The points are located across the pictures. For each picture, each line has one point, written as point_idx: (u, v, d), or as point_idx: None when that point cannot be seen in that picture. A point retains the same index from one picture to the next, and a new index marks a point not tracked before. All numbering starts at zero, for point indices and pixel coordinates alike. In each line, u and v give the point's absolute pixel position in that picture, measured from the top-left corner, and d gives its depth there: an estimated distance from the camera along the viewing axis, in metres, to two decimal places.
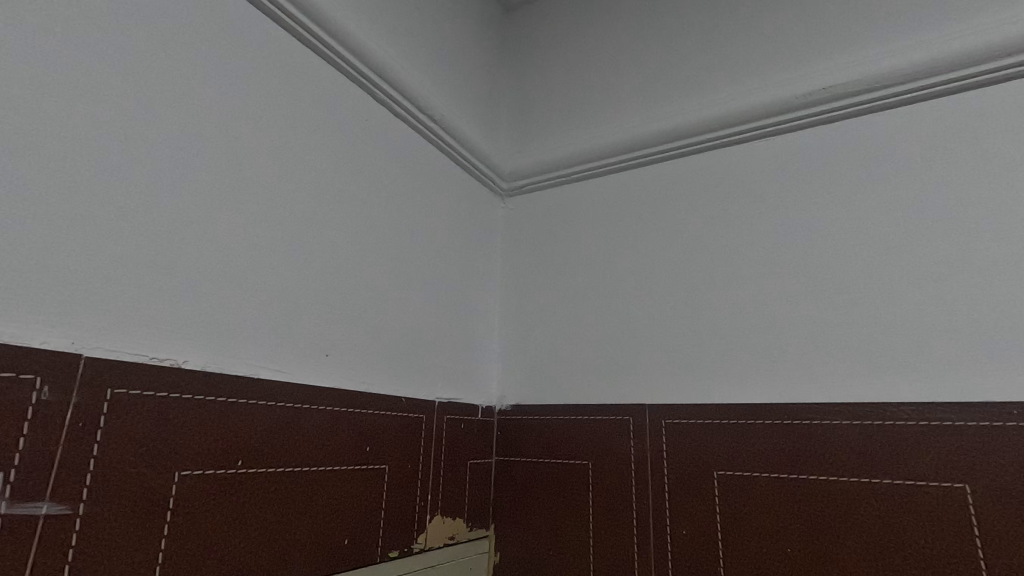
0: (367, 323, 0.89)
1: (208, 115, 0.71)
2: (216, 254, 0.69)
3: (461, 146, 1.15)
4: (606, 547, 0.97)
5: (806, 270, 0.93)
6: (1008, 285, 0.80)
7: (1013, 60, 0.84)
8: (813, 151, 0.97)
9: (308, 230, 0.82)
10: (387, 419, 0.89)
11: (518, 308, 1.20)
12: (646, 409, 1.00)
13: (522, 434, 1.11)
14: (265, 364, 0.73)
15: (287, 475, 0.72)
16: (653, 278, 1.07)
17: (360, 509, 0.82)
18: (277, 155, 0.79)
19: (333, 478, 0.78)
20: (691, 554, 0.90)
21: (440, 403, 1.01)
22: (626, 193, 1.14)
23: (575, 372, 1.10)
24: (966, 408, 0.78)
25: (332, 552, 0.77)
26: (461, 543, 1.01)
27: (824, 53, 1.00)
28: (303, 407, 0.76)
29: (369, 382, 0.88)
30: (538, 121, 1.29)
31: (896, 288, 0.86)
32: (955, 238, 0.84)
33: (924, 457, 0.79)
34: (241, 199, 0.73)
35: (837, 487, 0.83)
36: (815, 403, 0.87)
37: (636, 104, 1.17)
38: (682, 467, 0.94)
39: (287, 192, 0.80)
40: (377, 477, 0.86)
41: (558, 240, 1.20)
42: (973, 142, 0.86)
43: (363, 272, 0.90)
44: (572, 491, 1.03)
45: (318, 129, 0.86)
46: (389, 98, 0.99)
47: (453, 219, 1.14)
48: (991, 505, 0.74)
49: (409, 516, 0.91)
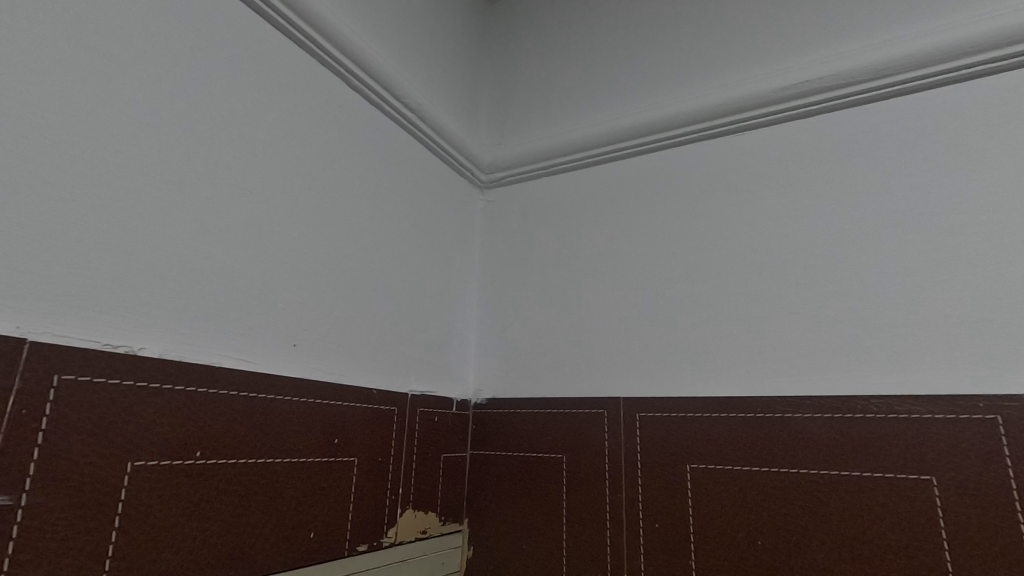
0: (338, 315, 0.88)
1: (169, 96, 0.69)
2: (176, 240, 0.67)
3: (440, 135, 1.13)
4: (579, 541, 0.97)
5: (782, 263, 0.93)
6: (976, 278, 0.80)
7: (987, 57, 0.84)
8: (792, 143, 0.97)
9: (276, 219, 0.80)
10: (357, 411, 0.88)
11: (496, 301, 1.19)
12: (621, 402, 0.99)
13: (497, 428, 1.10)
14: (229, 354, 0.71)
15: (250, 469, 0.71)
16: (630, 272, 1.06)
17: (328, 504, 0.81)
18: (245, 140, 0.77)
19: (299, 471, 0.77)
20: (662, 549, 0.90)
21: (414, 396, 1.00)
22: (606, 185, 1.13)
23: (551, 365, 1.09)
24: (934, 401, 0.78)
25: (296, 546, 0.75)
26: (433, 538, 1.00)
27: (805, 46, 0.99)
28: (268, 399, 0.74)
29: (339, 374, 0.87)
30: (518, 112, 1.28)
31: (869, 282, 0.86)
32: (927, 231, 0.84)
33: (893, 449, 0.79)
34: (204, 183, 0.71)
35: (808, 481, 0.83)
36: (787, 396, 0.87)
37: (618, 95, 1.16)
38: (655, 461, 0.93)
39: (254, 179, 0.78)
40: (346, 470, 0.84)
41: (536, 232, 1.18)
42: (947, 136, 0.86)
43: (334, 262, 0.88)
44: (546, 485, 1.02)
45: (288, 115, 0.84)
46: (364, 85, 0.97)
47: (431, 211, 1.13)
48: (956, 497, 0.74)
49: (379, 510, 0.89)
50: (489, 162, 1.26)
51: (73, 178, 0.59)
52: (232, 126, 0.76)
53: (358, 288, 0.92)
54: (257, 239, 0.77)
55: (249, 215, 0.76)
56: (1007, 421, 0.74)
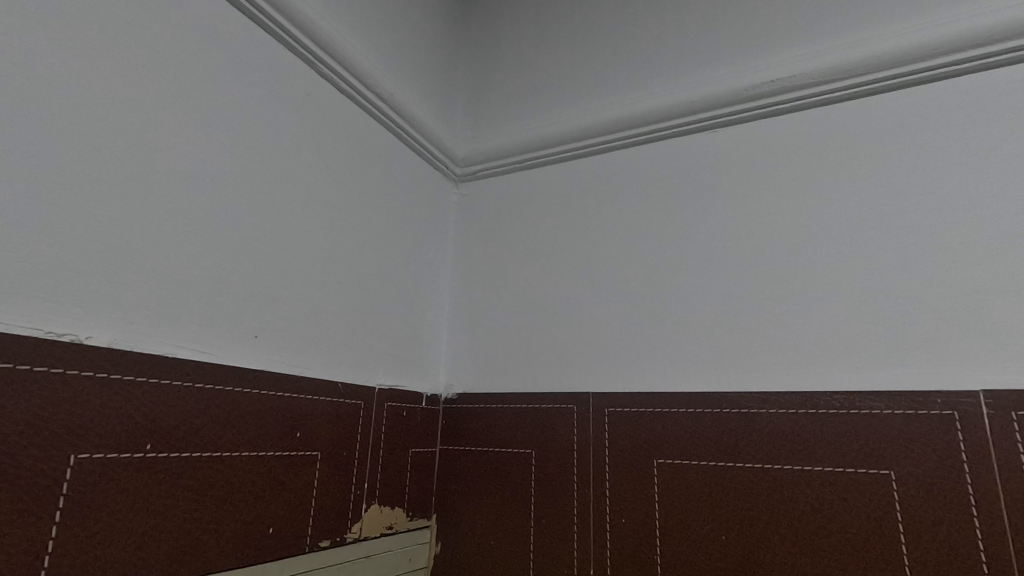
0: (303, 307, 0.86)
1: (123, 77, 0.66)
2: (129, 227, 0.65)
3: (413, 127, 1.12)
4: (547, 536, 0.97)
5: (751, 261, 0.94)
6: (936, 276, 0.81)
7: (951, 59, 0.85)
8: (761, 142, 0.98)
9: (239, 208, 0.78)
10: (321, 405, 0.86)
11: (469, 295, 1.18)
12: (590, 398, 0.99)
13: (467, 423, 1.09)
14: (184, 344, 0.69)
15: (205, 462, 0.69)
16: (602, 266, 1.06)
17: (288, 499, 0.79)
18: (206, 125, 0.75)
19: (258, 465, 0.75)
20: (629, 543, 0.90)
21: (381, 390, 0.99)
22: (579, 180, 1.12)
23: (522, 361, 1.08)
24: (894, 397, 0.79)
25: (253, 542, 0.74)
26: (400, 534, 0.99)
27: (778, 45, 1.00)
28: (225, 391, 0.72)
29: (303, 367, 0.85)
30: (494, 105, 1.27)
31: (834, 279, 0.87)
32: (890, 230, 0.86)
33: (854, 445, 0.80)
34: (160, 168, 0.69)
35: (770, 475, 0.83)
36: (752, 391, 0.87)
37: (594, 90, 1.15)
38: (623, 456, 0.94)
39: (215, 165, 0.75)
40: (308, 465, 0.83)
41: (510, 226, 1.17)
42: (912, 137, 0.87)
43: (298, 252, 0.86)
44: (515, 480, 1.02)
45: (253, 102, 0.82)
46: (334, 74, 0.95)
47: (403, 204, 1.11)
48: (913, 491, 0.75)
49: (343, 505, 0.88)
50: (464, 155, 1.24)
51: (16, 159, 0.56)
52: (191, 111, 0.73)
53: (325, 280, 0.91)
54: (216, 228, 0.74)
55: (209, 202, 0.74)
56: (963, 417, 0.75)
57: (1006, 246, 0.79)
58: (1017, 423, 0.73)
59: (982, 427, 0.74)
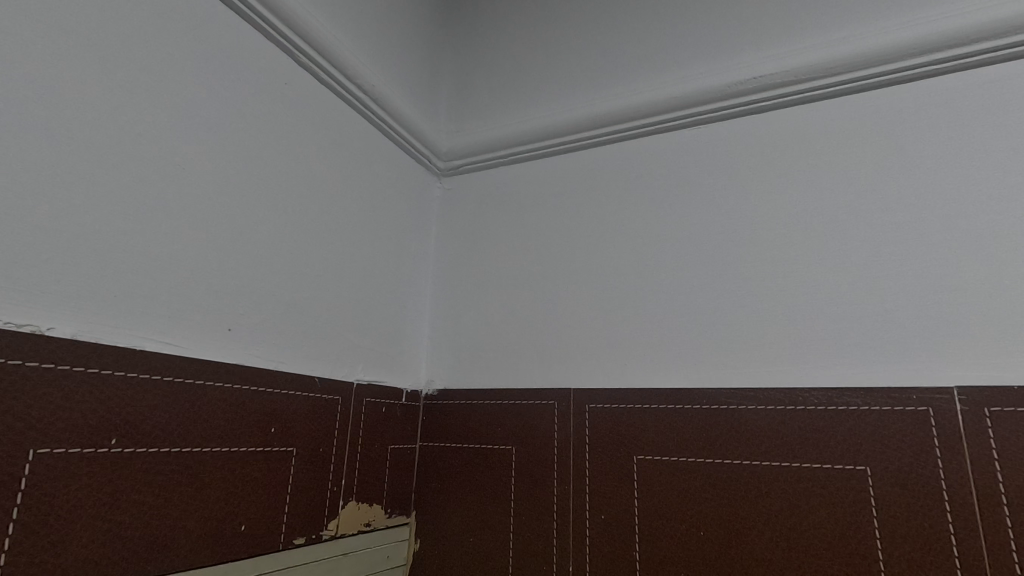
0: (279, 300, 0.84)
1: (90, 61, 0.64)
2: (95, 215, 0.63)
3: (395, 119, 1.10)
4: (527, 532, 0.96)
5: (732, 258, 0.94)
6: (912, 274, 0.82)
7: (930, 58, 0.86)
8: (743, 139, 0.98)
9: (214, 198, 0.76)
10: (297, 400, 0.84)
11: (451, 290, 1.17)
12: (571, 393, 0.99)
13: (447, 419, 1.08)
14: (153, 337, 0.67)
15: (173, 458, 0.67)
16: (584, 261, 1.05)
17: (261, 495, 0.78)
18: (179, 113, 0.73)
19: (230, 461, 0.74)
20: (608, 540, 0.90)
21: (360, 385, 0.97)
22: (563, 175, 1.12)
23: (503, 356, 1.07)
24: (871, 393, 0.80)
25: (224, 539, 0.72)
26: (378, 530, 0.98)
27: (761, 43, 1.00)
28: (195, 385, 0.70)
29: (279, 361, 0.83)
30: (478, 99, 1.25)
31: (813, 276, 0.88)
32: (868, 227, 0.86)
33: (831, 441, 0.80)
34: (129, 155, 0.67)
35: (749, 471, 0.83)
36: (731, 387, 0.88)
37: (578, 85, 1.15)
38: (603, 451, 0.93)
39: (188, 153, 0.73)
40: (282, 460, 0.81)
41: (492, 221, 1.17)
42: (890, 136, 0.88)
43: (275, 244, 0.85)
44: (495, 477, 1.01)
45: (229, 90, 0.80)
46: (313, 64, 0.93)
47: (384, 198, 1.10)
48: (889, 487, 0.76)
49: (318, 502, 0.86)
50: (447, 150, 1.23)
51: None
52: (163, 98, 0.71)
53: (303, 273, 0.89)
54: (189, 219, 0.73)
55: (181, 192, 0.72)
56: (937, 413, 0.76)
57: (980, 244, 0.79)
58: (990, 418, 0.73)
59: (955, 423, 0.75)
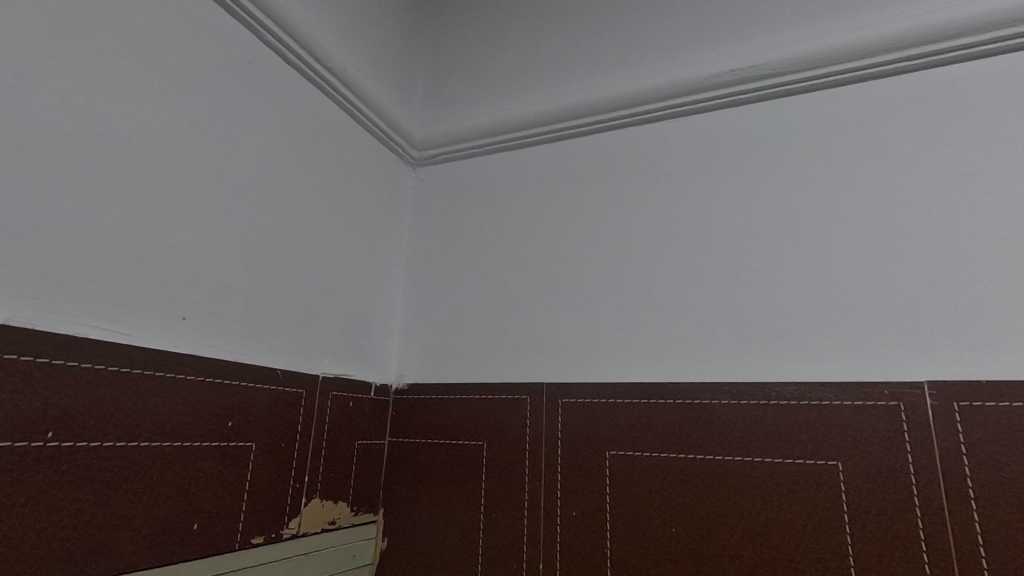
0: (241, 289, 0.81)
1: (31, 28, 0.60)
2: (34, 192, 0.59)
3: (368, 105, 1.06)
4: (497, 529, 0.94)
5: (708, 251, 0.93)
6: (885, 268, 0.82)
7: (905, 53, 0.86)
8: (720, 132, 0.97)
9: (169, 179, 0.72)
10: (257, 393, 0.81)
11: (424, 283, 1.14)
12: (544, 388, 0.97)
13: (417, 414, 1.05)
14: (98, 324, 0.63)
15: (119, 452, 0.63)
16: (559, 253, 1.03)
17: (217, 492, 0.74)
18: (132, 87, 0.69)
19: (182, 456, 0.70)
20: (580, 537, 0.88)
21: (326, 378, 0.94)
22: (539, 166, 1.10)
23: (476, 350, 1.05)
24: (843, 388, 0.79)
25: (174, 538, 0.68)
26: (343, 529, 0.94)
27: (739, 35, 0.99)
28: (145, 376, 0.67)
29: (239, 352, 0.79)
30: (454, 87, 1.22)
31: (788, 271, 0.87)
32: (842, 222, 0.86)
33: (803, 435, 0.80)
34: (73, 130, 0.63)
35: (721, 467, 0.82)
36: (705, 381, 0.87)
37: (556, 75, 1.12)
38: (575, 446, 0.92)
39: (141, 131, 0.69)
40: (240, 455, 0.77)
41: (466, 212, 1.14)
42: (865, 131, 0.88)
43: (235, 229, 0.80)
44: (465, 473, 0.99)
45: (187, 65, 0.76)
46: (280, 43, 0.89)
47: (356, 186, 1.06)
48: (860, 482, 0.76)
49: (279, 499, 0.83)
50: (421, 138, 1.20)
51: None
52: (115, 71, 0.67)
53: (265, 260, 0.85)
54: (141, 200, 0.69)
55: (133, 172, 0.68)
56: (908, 408, 0.76)
57: (951, 240, 0.80)
58: (958, 413, 0.73)
59: (925, 418, 0.75)
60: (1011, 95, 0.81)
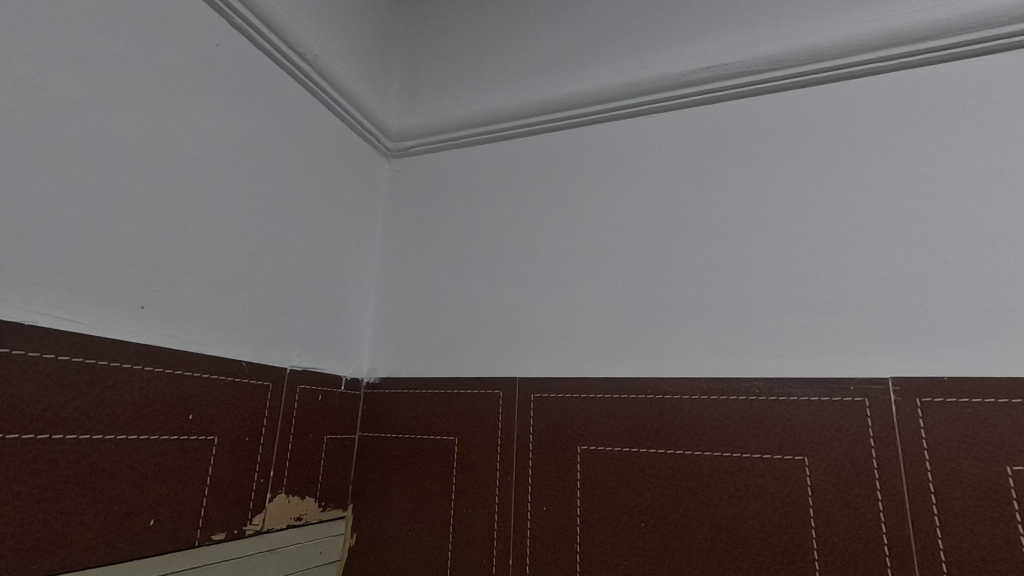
0: (204, 278, 0.78)
1: None
2: None
3: (342, 94, 1.04)
4: (467, 525, 0.93)
5: (682, 247, 0.93)
6: (852, 267, 0.83)
7: (875, 55, 0.87)
8: (694, 129, 0.97)
9: (129, 163, 0.69)
10: (220, 386, 0.78)
11: (397, 276, 1.12)
12: (516, 383, 0.96)
13: (388, 409, 1.04)
14: (49, 311, 0.61)
15: (67, 445, 0.61)
16: (534, 247, 1.02)
17: (176, 486, 0.72)
18: (89, 65, 0.66)
19: (138, 449, 0.68)
20: (550, 533, 0.88)
21: (294, 372, 0.92)
22: (515, 160, 1.09)
23: (448, 344, 1.04)
24: (810, 384, 0.80)
25: (128, 534, 0.66)
26: (310, 525, 0.93)
27: (715, 33, 0.99)
28: (97, 366, 0.64)
29: (201, 343, 0.77)
30: (431, 78, 1.20)
31: (758, 268, 0.88)
32: (811, 220, 0.87)
33: (771, 430, 0.80)
34: (23, 107, 0.60)
35: (691, 462, 0.83)
36: (676, 377, 0.87)
37: (534, 68, 1.12)
38: (547, 441, 0.91)
39: (98, 110, 0.66)
40: (201, 449, 0.75)
41: (440, 205, 1.13)
42: (835, 131, 0.89)
43: (200, 216, 0.78)
44: (436, 468, 0.98)
45: (150, 45, 0.73)
46: (250, 27, 0.86)
47: (328, 175, 1.04)
48: (825, 476, 0.76)
49: (242, 495, 0.81)
50: (397, 129, 1.18)
51: None
52: (70, 48, 0.64)
53: (231, 249, 0.82)
54: (97, 183, 0.66)
55: (88, 154, 0.65)
56: (872, 403, 0.77)
57: (917, 239, 0.81)
58: (921, 409, 0.75)
59: (888, 413, 0.76)
60: (976, 98, 0.83)
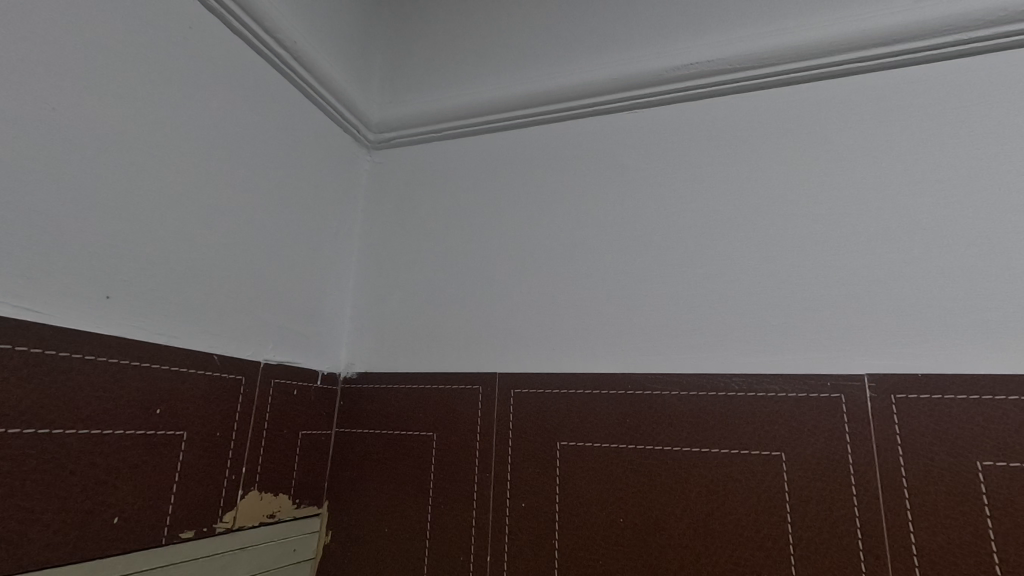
0: (174, 267, 0.75)
1: None
2: None
3: (322, 82, 1.02)
4: (444, 522, 0.92)
5: (663, 243, 0.93)
6: (831, 264, 0.84)
7: (857, 55, 0.88)
8: (677, 125, 0.97)
9: (95, 146, 0.66)
10: (190, 379, 0.76)
11: (376, 269, 1.10)
12: (496, 378, 0.95)
13: (365, 404, 1.02)
14: (6, 301, 0.58)
15: (26, 440, 0.58)
16: (515, 242, 1.01)
17: (142, 483, 0.69)
18: (52, 44, 0.63)
19: (102, 445, 0.65)
20: (527, 530, 0.87)
21: (268, 366, 0.89)
22: (498, 153, 1.08)
23: (428, 339, 1.02)
24: (789, 380, 0.80)
25: (91, 533, 0.63)
26: (284, 522, 0.91)
27: (700, 29, 0.99)
28: (58, 358, 0.61)
29: (170, 335, 0.74)
30: (414, 68, 1.18)
31: (738, 265, 0.88)
32: (791, 218, 0.87)
33: (749, 426, 0.81)
34: None
35: (670, 458, 0.83)
36: (657, 373, 0.87)
37: (518, 60, 1.10)
38: (526, 437, 0.90)
39: (63, 91, 0.64)
40: (169, 445, 0.73)
41: (421, 197, 1.11)
42: (816, 130, 0.90)
43: (170, 203, 0.75)
44: (414, 465, 0.96)
45: (118, 25, 0.70)
46: (226, 10, 0.83)
47: (306, 164, 1.01)
48: (801, 472, 0.77)
49: (212, 492, 0.78)
50: (378, 120, 1.16)
51: None
52: (31, 23, 0.61)
53: (203, 238, 0.80)
54: (60, 167, 0.63)
55: (50, 136, 0.62)
56: (849, 400, 0.77)
57: (893, 238, 0.82)
58: (896, 406, 0.76)
59: (864, 410, 0.77)
60: (953, 100, 0.84)
